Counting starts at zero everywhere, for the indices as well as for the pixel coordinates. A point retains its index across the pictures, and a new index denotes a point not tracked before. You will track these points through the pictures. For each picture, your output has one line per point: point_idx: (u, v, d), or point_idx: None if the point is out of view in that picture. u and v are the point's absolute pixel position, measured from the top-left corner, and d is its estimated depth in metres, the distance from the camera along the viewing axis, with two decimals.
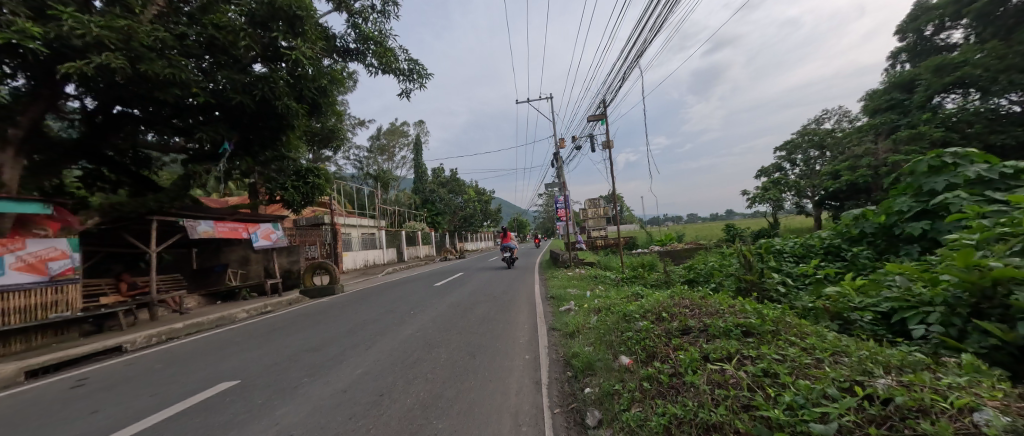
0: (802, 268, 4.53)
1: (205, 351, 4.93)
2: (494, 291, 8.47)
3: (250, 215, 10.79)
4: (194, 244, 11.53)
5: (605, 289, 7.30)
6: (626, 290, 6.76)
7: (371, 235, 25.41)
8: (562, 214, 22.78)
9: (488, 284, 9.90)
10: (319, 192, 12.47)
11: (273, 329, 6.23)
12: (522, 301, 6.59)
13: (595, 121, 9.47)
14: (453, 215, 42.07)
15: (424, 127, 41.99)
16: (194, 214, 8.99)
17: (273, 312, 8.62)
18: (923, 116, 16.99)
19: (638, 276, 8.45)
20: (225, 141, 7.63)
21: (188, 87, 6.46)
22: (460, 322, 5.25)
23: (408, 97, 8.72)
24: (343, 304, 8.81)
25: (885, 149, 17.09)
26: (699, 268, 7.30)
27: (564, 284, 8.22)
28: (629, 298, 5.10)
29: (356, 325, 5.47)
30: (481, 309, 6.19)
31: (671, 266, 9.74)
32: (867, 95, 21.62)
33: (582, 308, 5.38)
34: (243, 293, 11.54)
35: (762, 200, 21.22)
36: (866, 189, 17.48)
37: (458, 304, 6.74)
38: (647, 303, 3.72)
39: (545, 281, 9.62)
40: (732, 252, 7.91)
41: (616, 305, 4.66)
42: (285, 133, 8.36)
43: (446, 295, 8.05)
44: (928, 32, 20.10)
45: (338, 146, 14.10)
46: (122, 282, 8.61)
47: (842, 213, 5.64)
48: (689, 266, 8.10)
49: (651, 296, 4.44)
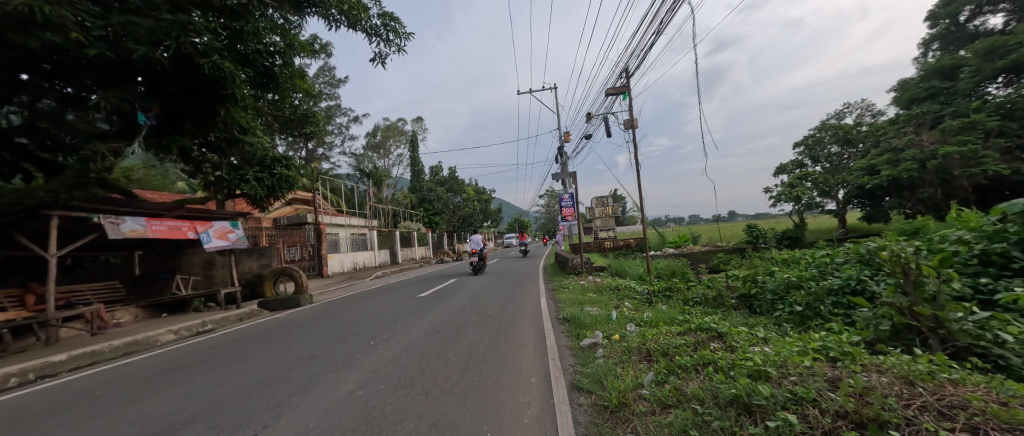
0: (1005, 296, 2.67)
1: (27, 415, 3.12)
2: (490, 305, 6.75)
3: (199, 210, 9.01)
4: (137, 246, 9.74)
5: (635, 310, 5.46)
6: (672, 315, 4.87)
7: (361, 235, 23.62)
8: (567, 213, 20.72)
9: (485, 295, 8.14)
10: (288, 186, 10.75)
11: (179, 364, 4.45)
12: (525, 327, 4.89)
13: (613, 97, 7.67)
14: (452, 215, 40.34)
15: (421, 123, 40.26)
16: (118, 209, 7.28)
17: (213, 333, 6.84)
18: (971, 105, 15.11)
19: (675, 291, 6.58)
20: (141, 112, 5.90)
21: (65, 32, 4.68)
22: (433, 366, 3.51)
23: (381, 63, 6.97)
24: (305, 320, 7.08)
25: (932, 140, 15.06)
26: (762, 282, 5.44)
27: (579, 300, 6.38)
28: (699, 333, 3.26)
29: (283, 368, 3.70)
30: (468, 338, 4.47)
31: (710, 277, 7.85)
32: (898, 85, 19.68)
33: (617, 346, 3.59)
34: (196, 304, 9.78)
35: (787, 198, 19.23)
36: (909, 185, 15.34)
37: (440, 329, 5.02)
38: (775, 369, 1.87)
39: (553, 293, 7.80)
40: (803, 261, 6.03)
41: (682, 354, 2.79)
42: (223, 107, 6.58)
43: (429, 313, 6.32)
44: (963, 17, 18.11)
45: (314, 134, 12.36)
46: (28, 295, 6.92)
47: (999, 206, 3.79)
48: (745, 277, 6.24)
49: (749, 346, 2.58)
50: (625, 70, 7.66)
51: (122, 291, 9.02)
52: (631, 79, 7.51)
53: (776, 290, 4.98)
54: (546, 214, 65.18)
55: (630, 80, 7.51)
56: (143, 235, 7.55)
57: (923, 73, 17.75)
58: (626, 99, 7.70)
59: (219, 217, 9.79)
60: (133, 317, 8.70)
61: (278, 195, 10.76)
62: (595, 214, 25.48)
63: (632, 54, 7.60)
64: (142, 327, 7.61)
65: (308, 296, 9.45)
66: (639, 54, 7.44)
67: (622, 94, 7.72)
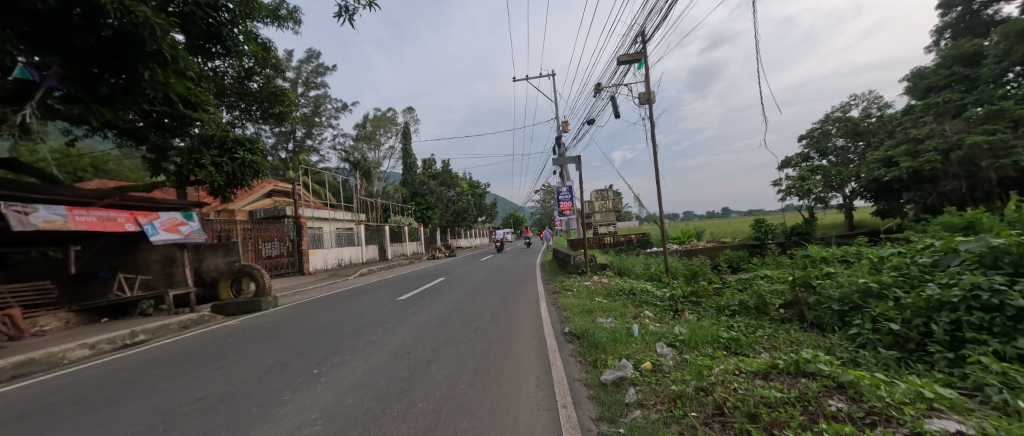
0: None
1: None
2: (482, 313, 5.61)
3: (140, 199, 7.72)
4: (75, 241, 8.47)
5: (661, 323, 4.34)
6: (715, 332, 3.77)
7: (348, 230, 22.33)
8: (564, 208, 19.65)
9: (475, 299, 7.00)
10: (253, 172, 9.50)
11: (47, 401, 3.22)
12: (524, 348, 3.77)
13: (626, 66, 6.50)
14: (445, 209, 39.24)
15: (413, 114, 38.94)
16: (26, 196, 6.00)
17: (142, 345, 5.60)
18: (998, 92, 14.12)
19: (704, 297, 5.46)
20: (23, 66, 4.85)
21: None
22: (387, 421, 2.33)
23: (349, 17, 5.73)
24: (259, 329, 5.87)
25: (956, 129, 14.08)
26: (821, 288, 4.30)
27: (588, 308, 5.26)
28: (794, 377, 2.10)
29: (167, 420, 2.50)
30: (447, 366, 3.32)
31: (737, 278, 6.76)
32: (911, 74, 18.66)
33: (662, 391, 2.44)
34: (143, 306, 8.54)
35: (796, 192, 18.26)
36: (930, 177, 14.35)
37: (413, 350, 3.85)
38: None
39: (555, 297, 6.66)
40: (863, 262, 4.96)
41: (793, 428, 1.62)
42: (148, 68, 5.30)
43: (405, 323, 5.14)
44: (979, 3, 17.00)
45: (284, 115, 11.04)
46: None
47: None
48: (790, 280, 5.15)
49: (923, 424, 1.42)
50: (641, 34, 6.47)
51: (51, 294, 7.71)
52: (647, 44, 6.34)
53: (844, 298, 3.89)
54: (542, 208, 64.04)
55: (647, 45, 6.34)
56: (63, 228, 6.34)
57: (942, 60, 16.69)
58: (643, 69, 6.51)
59: (168, 208, 8.52)
60: (62, 323, 7.43)
61: (241, 183, 9.54)
62: (595, 208, 24.74)
63: (650, 14, 6.40)
64: (62, 337, 6.36)
65: (271, 298, 8.23)
66: (659, 12, 6.24)
67: (636, 62, 6.53)
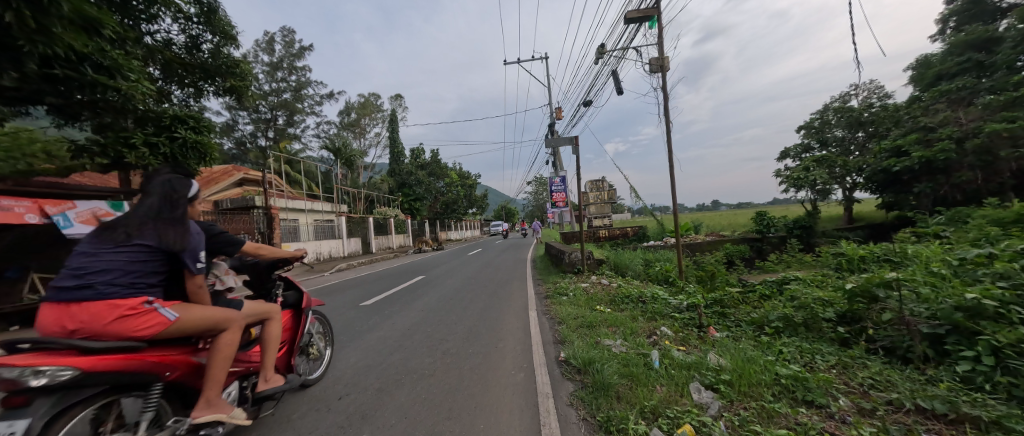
0: None
1: None
2: (456, 328, 4.56)
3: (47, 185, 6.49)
4: None
5: (688, 349, 3.31)
6: (768, 366, 2.72)
7: (327, 222, 21.01)
8: (558, 199, 18.57)
9: (452, 305, 5.97)
10: (198, 155, 8.21)
11: None
12: (505, 392, 2.70)
13: (634, 26, 5.36)
14: (434, 201, 37.90)
15: (400, 102, 37.35)
16: None
17: None
18: (1014, 79, 13.20)
19: (731, 307, 4.48)
20: None
21: None
22: None
23: None
24: None
25: (972, 117, 13.24)
26: (893, 303, 3.29)
27: (588, 321, 4.21)
28: None
29: None
30: (384, 429, 2.20)
31: (760, 281, 5.79)
32: (917, 62, 17.77)
33: None
34: None
35: (794, 185, 17.23)
36: (943, 168, 13.57)
37: (350, 393, 2.74)
38: None
39: (546, 305, 5.63)
40: (930, 266, 3.97)
41: None
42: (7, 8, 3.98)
43: (357, 343, 4.04)
44: None
45: (241, 91, 9.74)
46: None
47: None
48: (837, 287, 4.20)
49: None
50: None
51: None
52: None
53: (938, 319, 2.88)
54: (534, 200, 63.03)
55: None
56: None
57: (952, 46, 15.63)
58: (655, 29, 5.37)
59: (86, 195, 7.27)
60: None
61: (185, 168, 8.26)
62: (590, 200, 23.81)
63: None
64: None
65: None
66: None
67: (648, 20, 5.41)
